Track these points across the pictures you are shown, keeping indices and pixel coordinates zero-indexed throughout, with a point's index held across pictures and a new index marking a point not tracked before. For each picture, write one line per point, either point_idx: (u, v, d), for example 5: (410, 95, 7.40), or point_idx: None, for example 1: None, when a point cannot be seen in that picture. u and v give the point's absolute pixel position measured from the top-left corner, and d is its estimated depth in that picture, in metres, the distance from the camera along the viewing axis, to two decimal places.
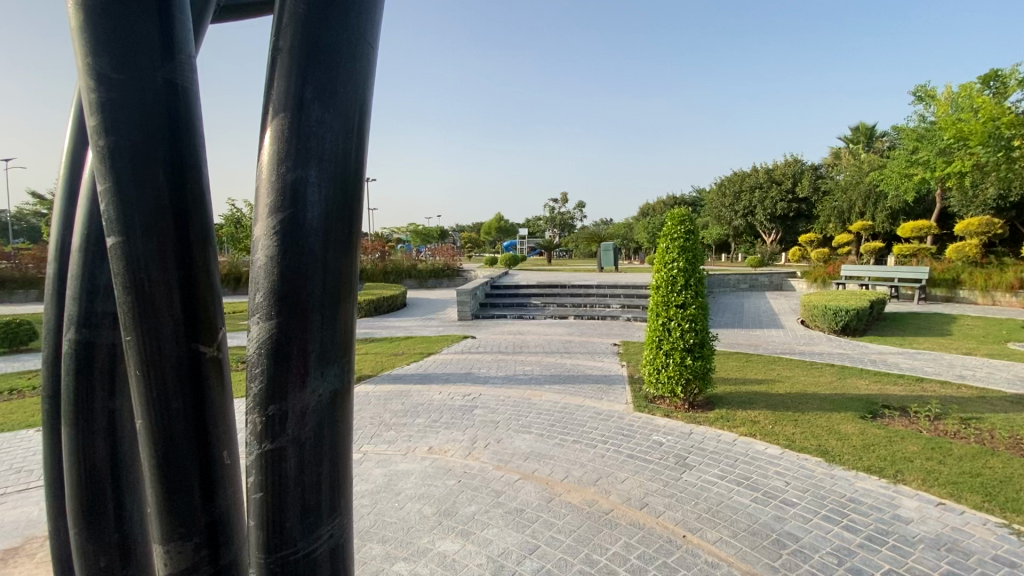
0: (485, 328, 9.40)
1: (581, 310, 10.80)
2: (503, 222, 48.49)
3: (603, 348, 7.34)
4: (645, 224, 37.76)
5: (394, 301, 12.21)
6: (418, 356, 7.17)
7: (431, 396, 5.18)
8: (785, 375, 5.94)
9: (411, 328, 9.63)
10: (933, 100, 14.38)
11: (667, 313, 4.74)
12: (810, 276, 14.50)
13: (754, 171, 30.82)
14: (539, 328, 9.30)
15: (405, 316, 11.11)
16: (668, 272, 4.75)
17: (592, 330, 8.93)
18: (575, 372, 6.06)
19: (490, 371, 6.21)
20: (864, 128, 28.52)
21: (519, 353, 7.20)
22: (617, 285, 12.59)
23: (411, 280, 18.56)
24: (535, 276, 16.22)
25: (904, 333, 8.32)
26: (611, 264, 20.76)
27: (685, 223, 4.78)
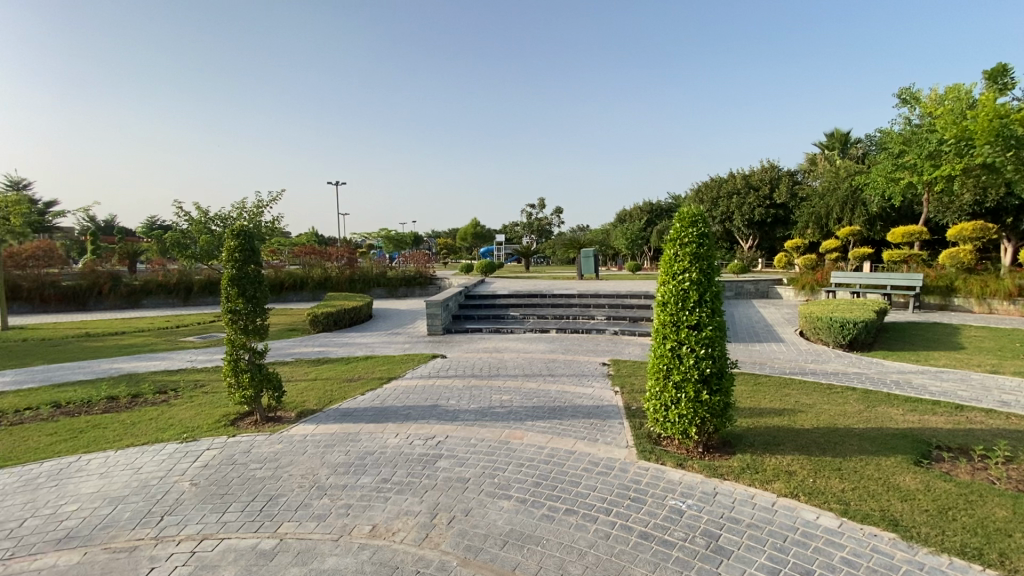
0: (457, 345, 8.37)
1: (563, 323, 9.84)
2: (478, 228, 47.47)
3: (591, 369, 6.40)
4: (622, 230, 37.27)
5: (357, 312, 11.09)
6: (376, 382, 6.10)
7: (384, 441, 4.13)
8: (804, 402, 5.09)
9: (374, 345, 8.53)
10: (917, 102, 14.09)
11: (677, 335, 3.81)
12: (797, 283, 13.92)
13: (731, 177, 30.59)
14: (517, 343, 8.33)
15: (368, 330, 9.98)
16: (678, 286, 3.84)
17: (576, 346, 8.00)
18: (561, 403, 5.09)
19: (459, 403, 5.19)
20: (839, 133, 28.57)
21: (495, 377, 6.19)
22: (601, 294, 11.71)
23: (379, 289, 17.36)
24: (512, 285, 15.24)
25: (915, 346, 7.64)
26: (591, 271, 19.95)
27: (697, 224, 3.87)
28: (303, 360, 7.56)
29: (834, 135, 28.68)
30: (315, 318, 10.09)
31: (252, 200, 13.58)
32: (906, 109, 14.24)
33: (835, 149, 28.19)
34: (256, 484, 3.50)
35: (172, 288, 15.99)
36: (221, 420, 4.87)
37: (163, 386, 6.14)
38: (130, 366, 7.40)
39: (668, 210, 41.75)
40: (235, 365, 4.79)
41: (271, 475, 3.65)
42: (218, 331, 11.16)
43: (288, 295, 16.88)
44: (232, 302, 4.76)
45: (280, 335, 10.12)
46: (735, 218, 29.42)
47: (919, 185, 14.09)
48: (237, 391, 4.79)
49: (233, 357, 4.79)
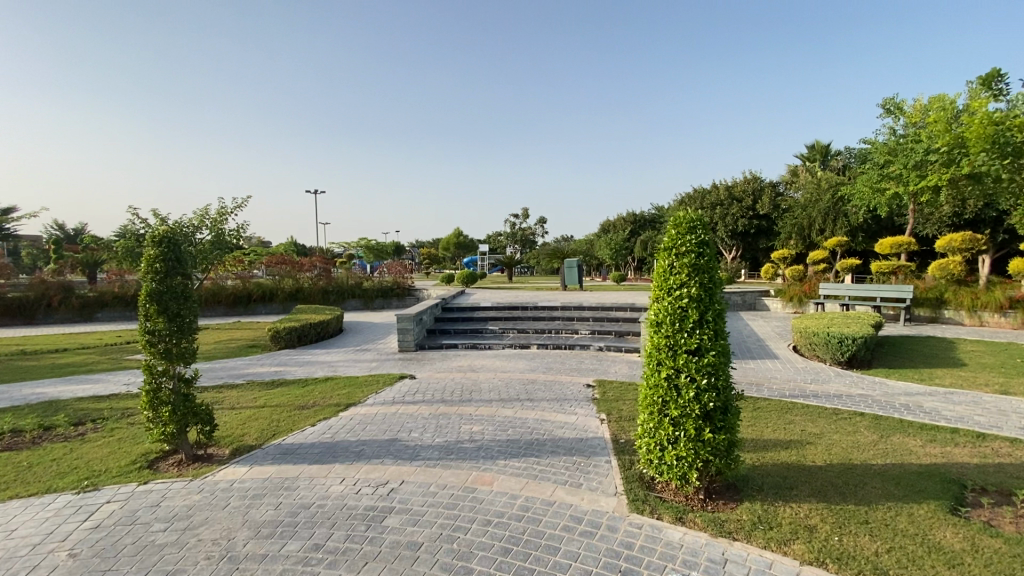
0: (429, 363, 7.70)
1: (545, 337, 9.22)
2: (461, 238, 46.83)
3: (573, 392, 5.78)
4: (607, 241, 37.01)
5: (325, 326, 10.35)
6: (332, 410, 5.40)
7: (325, 491, 3.45)
8: (811, 431, 4.55)
9: (338, 363, 7.81)
10: (902, 113, 13.93)
11: (673, 362, 3.22)
12: (785, 294, 13.57)
13: (713, 188, 30.56)
14: (494, 361, 7.68)
15: (335, 347, 9.25)
16: (674, 303, 3.25)
17: (558, 364, 7.39)
18: (540, 435, 4.47)
19: (422, 436, 4.51)
20: (819, 145, 28.68)
21: (467, 401, 5.53)
22: (584, 306, 11.14)
23: (354, 301, 16.58)
24: (493, 297, 14.62)
25: (915, 363, 7.21)
26: (575, 282, 19.43)
27: (695, 231, 3.30)
28: (256, 382, 6.81)
29: (815, 147, 28.81)
30: (277, 333, 9.31)
31: (215, 207, 12.75)
32: (890, 119, 14.09)
33: (816, 160, 28.32)
34: (153, 555, 2.79)
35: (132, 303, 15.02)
36: (135, 462, 4.12)
37: (85, 417, 5.36)
38: (56, 390, 6.57)
39: (651, 221, 41.74)
40: (154, 395, 4.07)
41: (176, 539, 2.94)
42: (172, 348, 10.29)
43: (256, 307, 15.99)
44: (152, 322, 4.04)
45: (238, 352, 9.31)
46: (718, 229, 29.31)
47: (904, 195, 13.87)
48: (155, 426, 4.06)
49: (152, 385, 4.08)
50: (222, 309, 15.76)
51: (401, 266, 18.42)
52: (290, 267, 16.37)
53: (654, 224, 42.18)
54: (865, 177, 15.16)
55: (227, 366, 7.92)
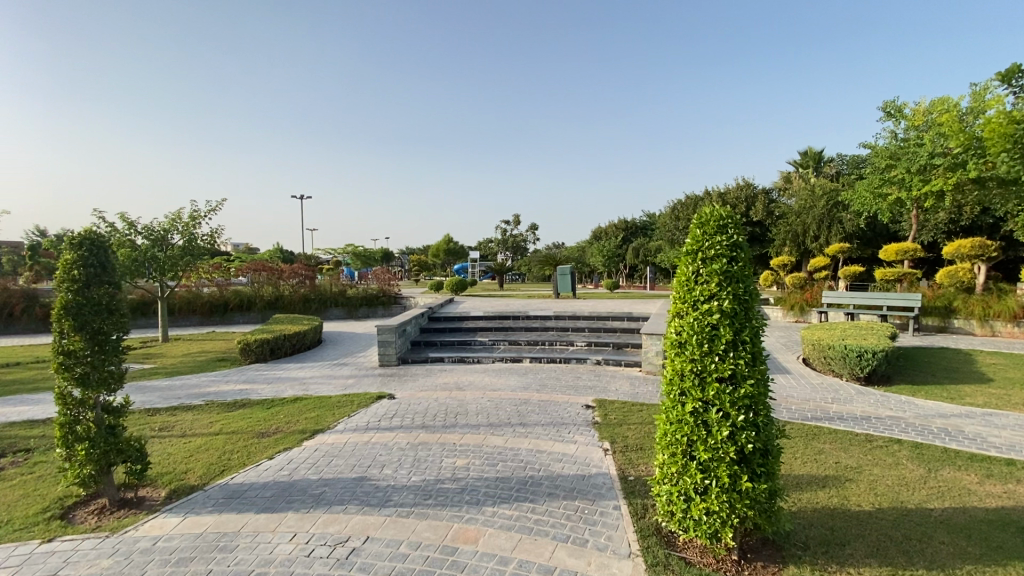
0: (412, 379, 7.02)
1: (538, 350, 8.58)
2: (452, 244, 46.11)
3: (571, 415, 5.13)
4: (599, 247, 36.54)
5: (302, 337, 9.63)
6: (296, 439, 4.71)
7: (269, 554, 2.77)
8: (847, 464, 3.94)
9: (311, 380, 7.10)
10: (903, 116, 13.51)
11: (702, 393, 2.58)
12: (786, 302, 13.08)
13: (706, 195, 30.27)
14: (483, 377, 7.01)
15: (311, 360, 8.53)
16: (701, 318, 2.61)
17: (552, 380, 6.74)
18: (535, 471, 3.81)
19: (395, 473, 3.84)
20: (812, 151, 28.41)
21: (451, 427, 4.86)
22: (579, 316, 10.53)
23: (338, 310, 15.86)
24: (483, 305, 13.98)
25: (938, 379, 6.67)
26: (567, 289, 18.83)
27: (726, 230, 2.68)
28: (216, 403, 6.09)
29: (807, 154, 28.56)
30: (247, 347, 8.57)
31: (187, 210, 11.98)
32: (891, 123, 13.66)
33: (809, 167, 28.07)
34: None
35: None
36: (46, 510, 3.42)
37: (7, 447, 4.62)
38: None
39: (643, 228, 41.47)
40: (70, 429, 3.36)
41: None
42: (134, 362, 9.51)
43: (233, 316, 15.19)
44: (68, 340, 3.31)
45: (204, 367, 8.55)
46: None
47: (906, 201, 13.41)
48: (70, 467, 3.35)
49: (67, 417, 3.36)
50: (196, 319, 14.93)
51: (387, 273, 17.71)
52: (269, 274, 15.58)
53: (645, 231, 41.85)
54: (864, 183, 14.77)
55: (188, 383, 7.18)
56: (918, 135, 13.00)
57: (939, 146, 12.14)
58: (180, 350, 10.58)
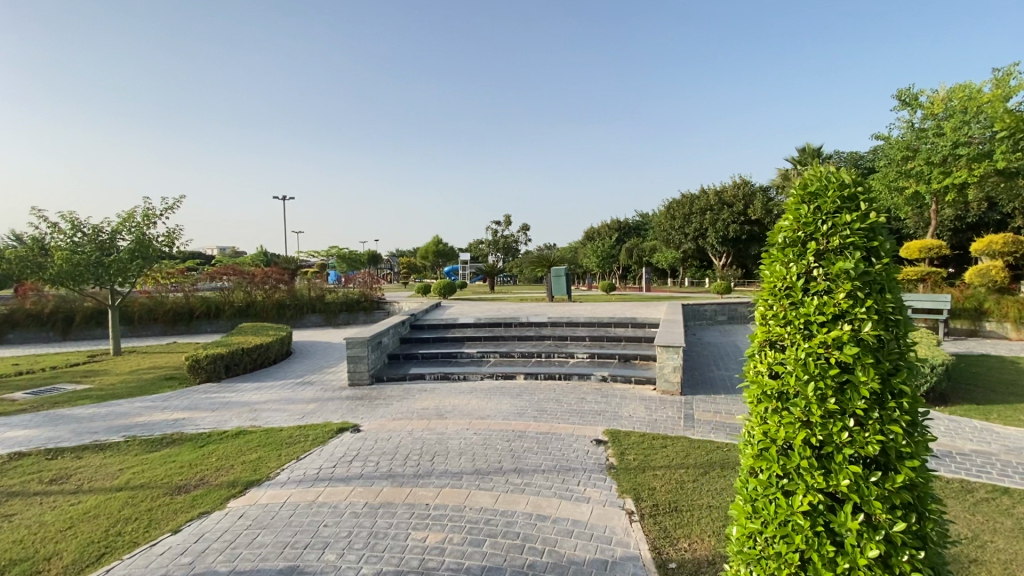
0: (384, 404, 5.89)
1: (534, 362, 7.47)
2: (441, 246, 44.82)
3: (578, 456, 4.05)
4: (592, 248, 35.53)
5: (264, 351, 8.46)
6: (221, 497, 3.59)
7: None
8: (959, 534, 2.89)
9: (264, 407, 5.95)
10: (921, 105, 12.60)
11: (827, 481, 1.53)
12: None
13: (702, 193, 29.36)
14: (468, 399, 5.90)
15: (271, 379, 7.36)
16: (825, 354, 1.56)
17: (551, 403, 5.65)
18: (537, 553, 2.73)
19: (340, 558, 2.74)
20: (810, 148, 27.43)
21: (425, 476, 3.77)
22: (578, 322, 9.46)
23: (315, 316, 14.68)
24: (472, 310, 12.88)
25: (1002, 397, 5.69)
26: (562, 292, 17.77)
27: (856, 204, 1.64)
28: (138, 439, 4.94)
29: (806, 150, 27.58)
30: (195, 364, 7.37)
31: (139, 208, 10.73)
32: (907, 112, 12.77)
33: (808, 164, 27.11)
34: None
35: (45, 321, 12.62)
36: None
37: None
38: None
39: (636, 228, 40.63)
40: None
41: None
42: (70, 381, 8.28)
43: (200, 325, 13.95)
44: None
45: (146, 387, 7.36)
46: (708, 236, 28.02)
47: (926, 196, 12.42)
48: None
49: None
50: (158, 329, 13.68)
51: (370, 275, 16.53)
52: (239, 278, 14.33)
53: (639, 231, 40.96)
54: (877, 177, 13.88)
55: (117, 411, 6.00)
56: (937, 124, 12.10)
57: (963, 135, 11.22)
58: (128, 365, 9.35)
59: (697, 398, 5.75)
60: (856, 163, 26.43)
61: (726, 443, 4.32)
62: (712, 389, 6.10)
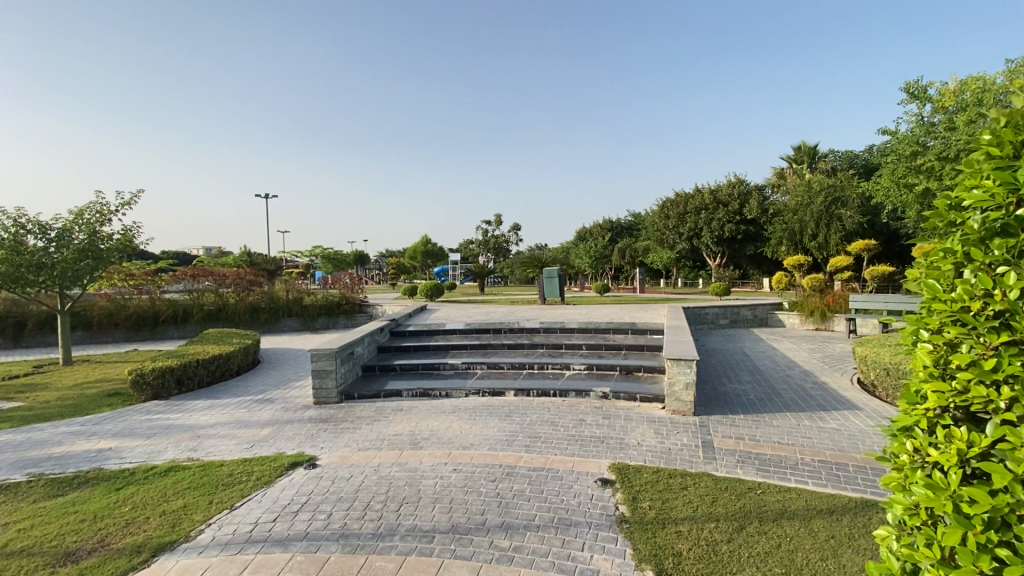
0: (350, 429, 5.06)
1: (526, 375, 6.67)
2: (429, 245, 43.83)
3: (581, 505, 3.26)
4: (585, 248, 34.82)
5: (224, 362, 7.57)
6: (116, 571, 2.74)
7: None
8: None
9: (210, 433, 5.09)
10: (931, 98, 12.03)
11: None
12: (804, 308, 11.50)
13: (696, 192, 28.73)
14: (449, 422, 5.09)
15: (227, 396, 6.48)
16: None
17: (545, 426, 4.86)
18: None
19: None
20: (806, 146, 26.83)
21: (388, 537, 2.94)
22: (573, 328, 8.67)
23: (292, 320, 13.76)
24: (459, 314, 12.05)
25: None
26: (554, 294, 17.00)
27: None
28: (45, 480, 4.05)
29: (801, 148, 26.96)
30: (140, 379, 6.47)
31: (91, 204, 9.75)
32: (916, 106, 12.19)
33: (804, 162, 26.51)
34: None
35: None
36: None
37: None
38: None
39: (629, 228, 40.04)
40: None
41: None
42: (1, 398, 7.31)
43: (166, 330, 12.97)
44: None
45: (82, 406, 6.43)
46: (703, 235, 27.41)
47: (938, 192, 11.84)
48: None
49: None
50: (120, 334, 12.69)
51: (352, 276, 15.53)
52: (209, 280, 13.35)
53: (631, 231, 40.33)
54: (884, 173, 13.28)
55: (36, 439, 5.10)
56: (949, 117, 11.50)
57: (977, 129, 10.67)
58: (74, 378, 8.40)
59: (713, 419, 4.99)
60: (852, 161, 25.96)
61: (758, 482, 3.56)
62: (728, 407, 5.34)
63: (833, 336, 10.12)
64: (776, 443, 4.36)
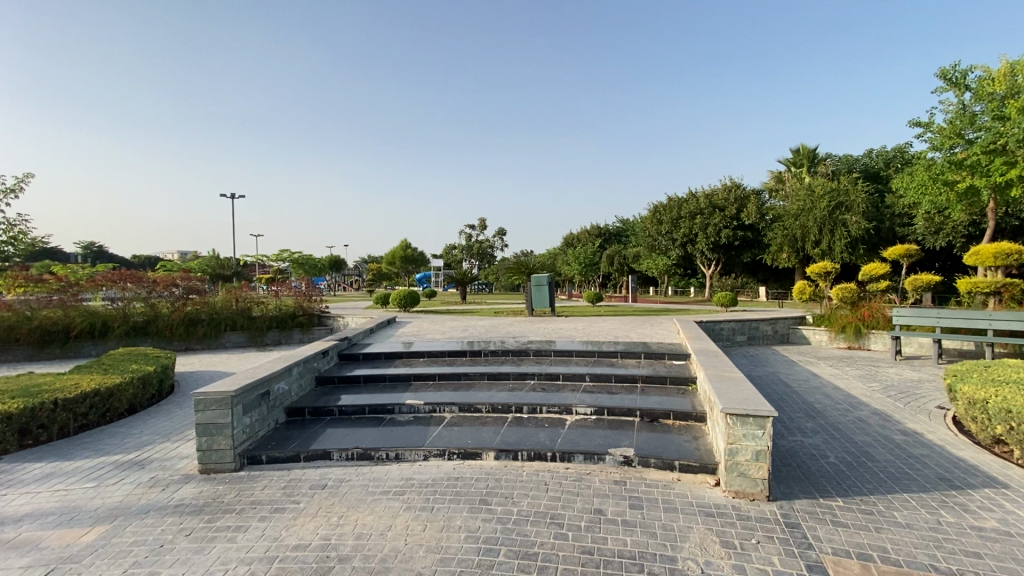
0: (230, 531, 3.17)
1: (512, 423, 4.82)
2: (409, 250, 41.69)
3: None
4: (573, 255, 33.19)
5: (102, 401, 5.60)
6: None
7: None
8: None
9: (3, 541, 3.15)
10: (974, 85, 10.61)
11: None
12: (834, 324, 9.98)
13: (690, 196, 27.23)
14: (389, 519, 3.22)
15: (83, 458, 4.51)
16: None
17: (541, 529, 3.03)
18: None
19: None
20: (805, 148, 25.53)
21: None
22: (570, 352, 6.88)
23: (237, 335, 11.71)
24: (432, 329, 10.16)
25: None
26: (543, 305, 15.17)
27: None
28: None
29: (800, 151, 25.68)
30: None
31: None
32: (955, 94, 10.77)
33: (804, 166, 25.23)
34: None
35: None
36: None
37: None
38: None
39: (617, 235, 38.57)
40: None
41: None
42: None
43: (80, 347, 10.85)
44: None
45: None
46: (699, 241, 25.90)
47: (984, 191, 10.34)
48: None
49: None
50: (22, 352, 10.53)
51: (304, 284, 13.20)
52: (135, 287, 11.26)
53: (619, 237, 38.84)
54: (919, 172, 11.79)
55: None
56: (996, 105, 10.06)
57: None
58: None
59: (802, 512, 3.22)
60: (851, 165, 24.86)
61: None
62: (812, 486, 3.58)
63: (876, 359, 8.51)
64: (930, 570, 2.60)
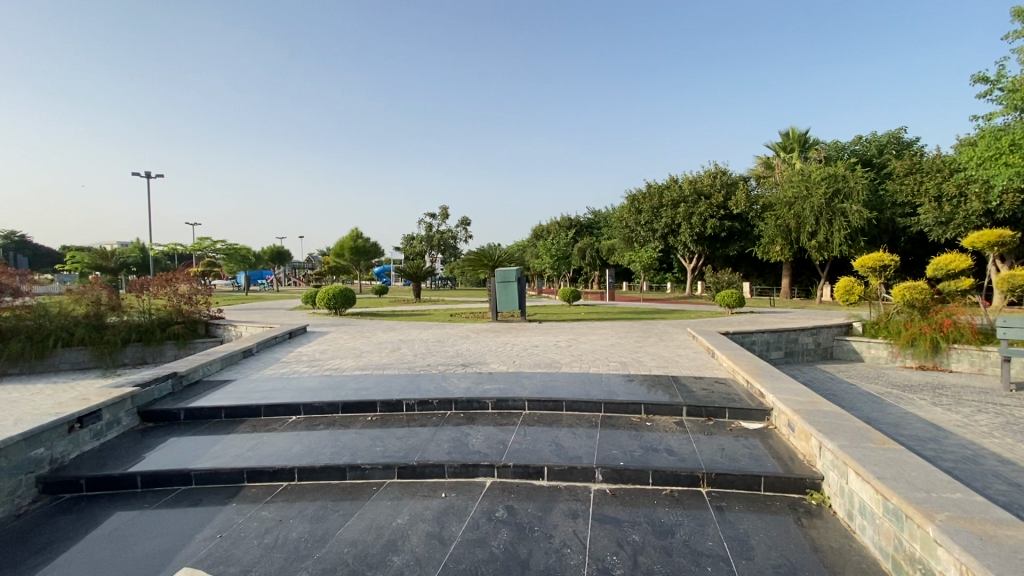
0: None
1: None
2: (362, 241, 37.79)
3: None
4: (545, 247, 30.42)
5: None
6: None
7: None
8: None
9: None
10: None
11: None
12: (899, 334, 7.46)
13: (671, 183, 24.71)
14: None
15: None
16: None
17: None
18: None
19: None
20: (795, 132, 23.34)
21: None
22: (557, 404, 3.94)
23: (76, 353, 8.26)
24: (349, 344, 7.04)
25: None
26: (509, 306, 12.16)
27: None
28: None
29: (790, 134, 23.53)
30: None
31: None
32: None
33: (794, 150, 23.09)
34: None
35: None
36: None
37: None
38: None
39: (589, 226, 36.00)
40: None
41: None
42: None
43: None
44: None
45: None
46: (681, 232, 23.52)
47: None
48: None
49: None
50: None
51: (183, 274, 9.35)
52: None
53: (591, 229, 36.23)
54: (998, 143, 9.31)
55: None
56: None
57: None
58: None
59: None
60: (842, 152, 23.00)
61: None
62: None
63: (983, 391, 5.97)
64: None
